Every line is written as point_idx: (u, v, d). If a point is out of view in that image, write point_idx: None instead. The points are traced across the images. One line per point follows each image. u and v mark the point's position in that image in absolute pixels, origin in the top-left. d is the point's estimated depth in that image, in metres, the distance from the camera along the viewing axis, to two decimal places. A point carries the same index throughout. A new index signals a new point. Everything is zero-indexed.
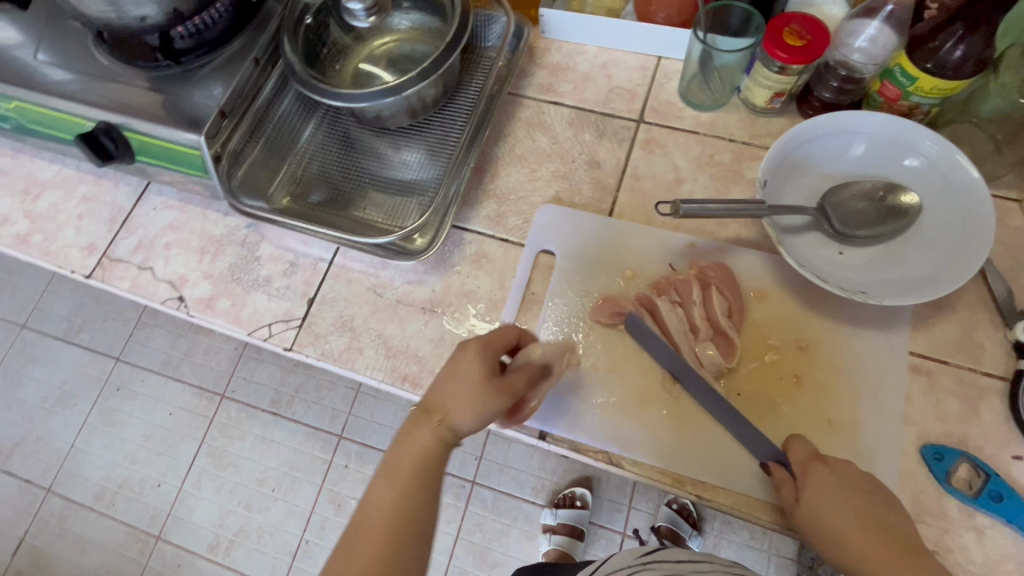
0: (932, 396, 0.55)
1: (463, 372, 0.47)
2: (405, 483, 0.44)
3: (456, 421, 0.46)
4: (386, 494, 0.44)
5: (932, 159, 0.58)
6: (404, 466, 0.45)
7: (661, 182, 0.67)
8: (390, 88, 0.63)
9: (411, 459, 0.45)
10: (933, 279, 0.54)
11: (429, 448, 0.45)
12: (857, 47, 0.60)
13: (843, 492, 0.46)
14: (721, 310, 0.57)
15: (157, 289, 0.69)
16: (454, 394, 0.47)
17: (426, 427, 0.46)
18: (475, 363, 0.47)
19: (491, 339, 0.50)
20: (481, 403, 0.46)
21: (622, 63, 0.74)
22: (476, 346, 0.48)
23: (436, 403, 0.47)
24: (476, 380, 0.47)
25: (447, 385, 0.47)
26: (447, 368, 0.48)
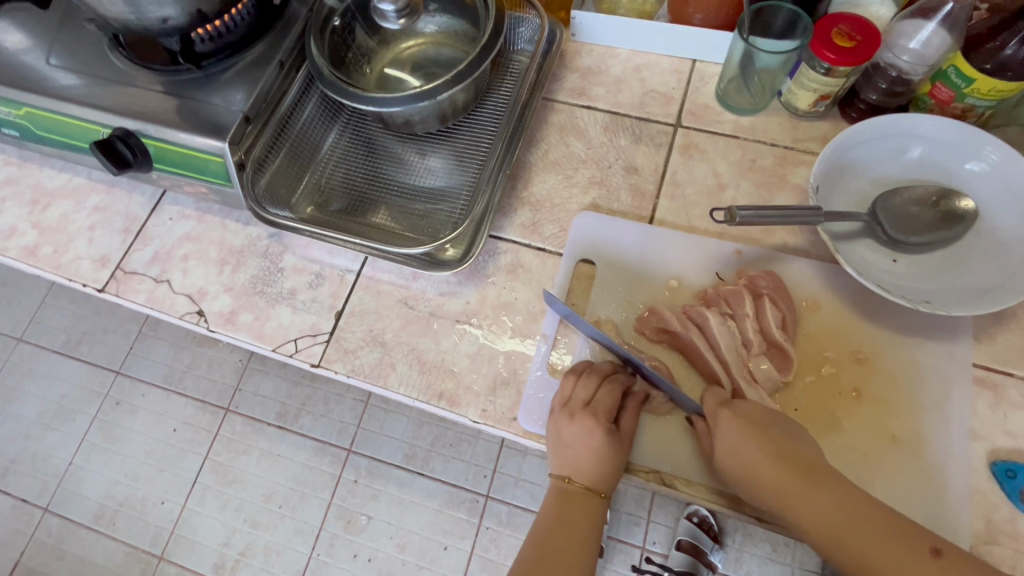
0: (998, 410, 0.52)
1: (585, 439, 0.53)
2: (587, 538, 0.52)
3: (604, 484, 0.53)
4: (559, 550, 0.51)
5: (989, 163, 0.56)
6: (572, 528, 0.52)
7: (702, 188, 0.65)
8: (423, 92, 0.61)
9: (576, 521, 0.52)
10: (998, 288, 0.52)
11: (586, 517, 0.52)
12: (908, 49, 0.57)
13: (746, 433, 0.49)
14: (776, 322, 0.55)
15: (175, 302, 0.66)
16: (584, 467, 0.53)
17: (572, 493, 0.53)
18: (593, 427, 0.53)
19: (600, 403, 0.54)
20: (614, 466, 0.53)
21: (655, 66, 0.72)
22: (593, 417, 0.53)
23: (565, 471, 0.54)
24: (602, 448, 0.53)
25: (568, 453, 0.54)
26: (563, 434, 0.54)
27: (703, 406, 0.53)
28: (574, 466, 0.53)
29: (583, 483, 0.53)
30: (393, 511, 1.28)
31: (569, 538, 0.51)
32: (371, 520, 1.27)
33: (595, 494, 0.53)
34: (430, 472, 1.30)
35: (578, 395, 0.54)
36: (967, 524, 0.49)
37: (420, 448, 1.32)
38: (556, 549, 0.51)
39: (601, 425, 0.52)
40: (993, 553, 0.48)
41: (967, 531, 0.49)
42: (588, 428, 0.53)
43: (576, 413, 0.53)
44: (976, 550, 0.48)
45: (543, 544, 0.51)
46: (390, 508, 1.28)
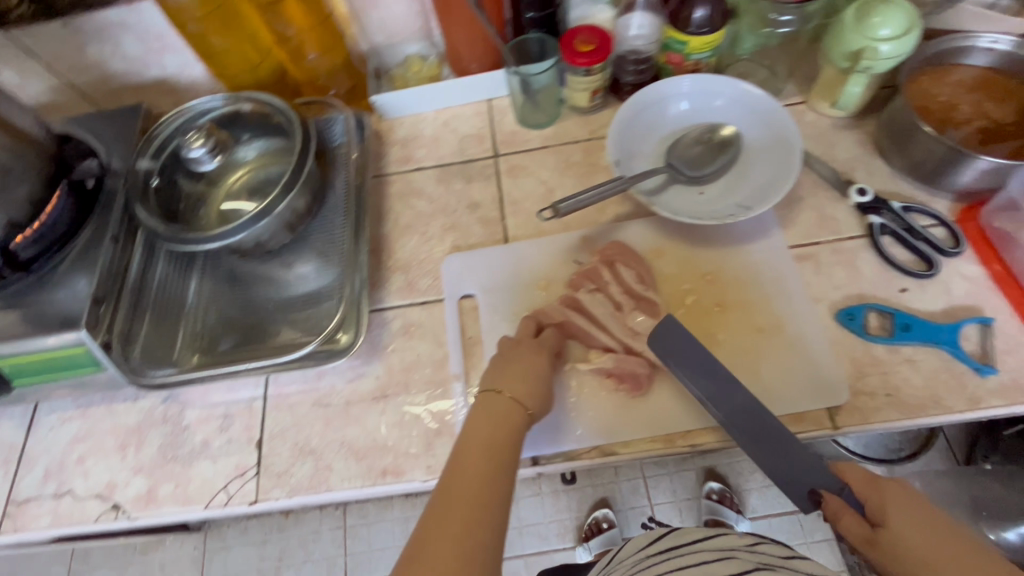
0: (822, 272, 0.63)
1: (522, 353, 0.56)
2: (503, 454, 0.47)
3: (532, 399, 0.53)
4: (470, 470, 0.44)
5: (728, 96, 0.69)
6: (487, 434, 0.48)
7: (536, 196, 0.73)
8: (260, 211, 0.65)
9: (486, 428, 0.49)
10: (774, 182, 0.64)
11: (513, 425, 0.50)
12: (635, 37, 0.73)
13: (922, 513, 0.44)
14: (634, 278, 0.63)
15: (85, 508, 0.62)
16: (512, 379, 0.53)
17: (496, 403, 0.51)
18: (531, 353, 0.56)
19: (544, 340, 0.59)
20: (541, 380, 0.54)
21: (460, 116, 0.81)
22: (528, 341, 0.58)
23: (493, 382, 0.53)
24: (536, 365, 0.55)
25: (507, 368, 0.55)
26: (505, 353, 0.57)
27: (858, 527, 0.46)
28: (507, 377, 0.54)
29: (512, 393, 0.52)
30: None
31: (477, 449, 0.46)
32: None
33: (518, 405, 0.51)
34: None
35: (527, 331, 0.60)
36: (839, 370, 0.58)
37: None
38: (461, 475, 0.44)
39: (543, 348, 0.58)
40: (867, 384, 0.57)
41: (842, 377, 0.57)
42: (529, 354, 0.56)
43: (525, 340, 0.58)
44: (855, 388, 0.57)
45: (458, 455, 0.46)
46: None
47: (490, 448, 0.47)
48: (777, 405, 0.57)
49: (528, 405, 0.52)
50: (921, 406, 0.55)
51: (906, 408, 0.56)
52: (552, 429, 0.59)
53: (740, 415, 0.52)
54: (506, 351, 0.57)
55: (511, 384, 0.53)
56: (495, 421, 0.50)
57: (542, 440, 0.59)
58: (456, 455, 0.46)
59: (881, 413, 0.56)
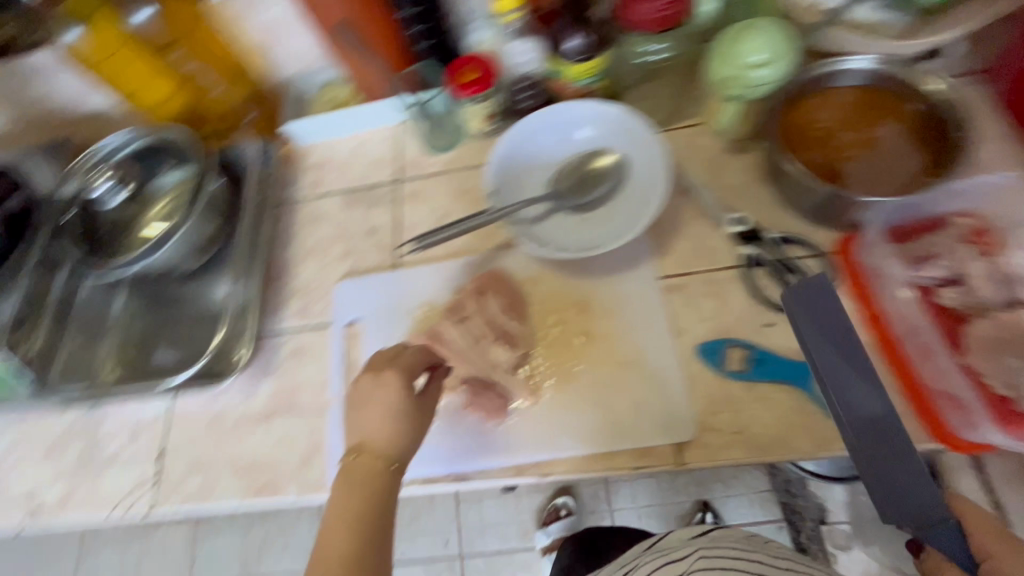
0: (690, 304, 0.63)
1: (376, 395, 0.52)
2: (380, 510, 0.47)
3: (398, 448, 0.51)
4: (347, 530, 0.45)
5: (617, 124, 0.69)
6: (355, 500, 0.47)
7: (430, 221, 0.75)
8: (154, 243, 0.70)
9: (364, 492, 0.47)
10: (642, 210, 0.65)
11: (370, 504, 0.47)
12: (518, 62, 0.71)
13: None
14: (500, 306, 0.64)
15: (12, 509, 0.70)
16: (372, 433, 0.51)
17: (362, 465, 0.49)
18: (383, 381, 0.53)
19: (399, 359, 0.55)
20: (407, 428, 0.52)
21: (371, 140, 0.84)
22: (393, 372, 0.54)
23: (358, 439, 0.51)
24: (387, 412, 0.52)
25: (360, 417, 0.52)
26: (363, 396, 0.53)
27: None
28: (364, 432, 0.51)
29: (378, 450, 0.50)
30: None
31: (355, 505, 0.46)
32: None
33: (375, 456, 0.50)
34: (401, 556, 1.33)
35: (377, 359, 0.56)
36: (691, 406, 0.58)
37: None
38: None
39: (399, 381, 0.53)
40: (718, 421, 0.57)
41: (692, 412, 0.58)
42: (379, 382, 0.53)
43: (376, 371, 0.54)
44: (703, 424, 0.57)
45: (345, 507, 0.47)
46: None
47: (365, 513, 0.46)
48: (622, 440, 0.58)
49: (394, 459, 0.50)
50: (768, 443, 0.55)
51: (754, 446, 0.55)
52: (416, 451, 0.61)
53: (863, 420, 0.49)
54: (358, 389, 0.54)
55: (371, 439, 0.51)
56: (361, 487, 0.48)
57: None
58: (327, 521, 0.45)
59: (728, 450, 0.56)
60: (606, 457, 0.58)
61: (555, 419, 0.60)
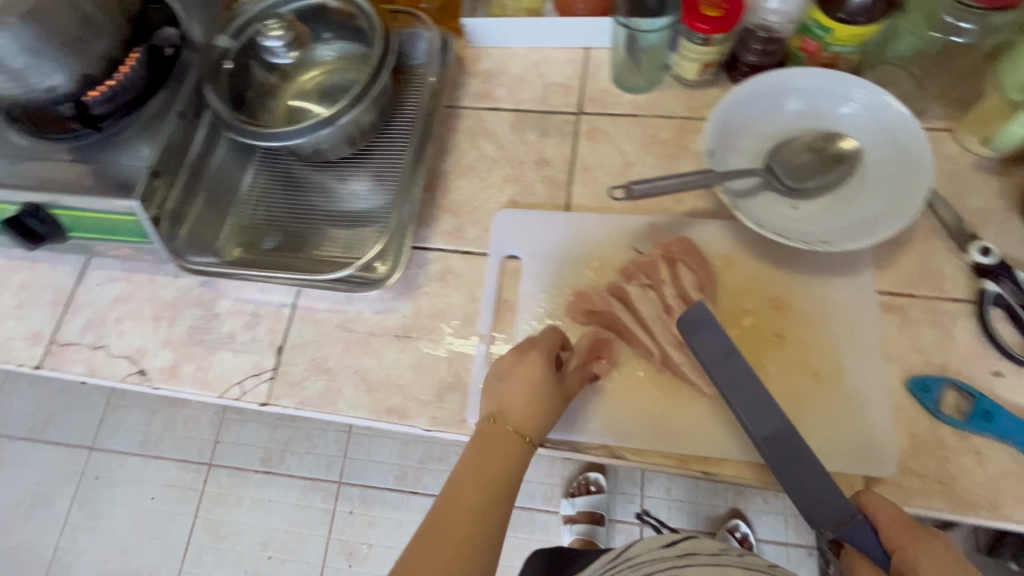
0: (906, 329, 0.56)
1: (527, 371, 0.51)
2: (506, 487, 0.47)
3: (532, 426, 0.50)
4: (473, 494, 0.45)
5: (866, 105, 0.59)
6: (488, 466, 0.47)
7: (612, 168, 0.67)
8: (324, 119, 0.62)
9: (496, 460, 0.47)
10: (885, 214, 0.55)
11: (507, 464, 0.48)
12: (771, 10, 0.62)
13: None
14: (693, 284, 0.58)
15: (115, 366, 0.66)
16: (510, 403, 0.50)
17: (497, 432, 0.49)
18: (533, 361, 0.51)
19: (543, 339, 0.53)
20: (548, 405, 0.51)
21: (551, 60, 0.74)
22: (537, 352, 0.52)
23: (495, 406, 0.50)
24: (534, 386, 0.50)
25: (497, 390, 0.51)
26: (504, 370, 0.52)
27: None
28: (501, 401, 0.51)
29: (511, 422, 0.50)
30: (393, 534, 1.28)
31: (493, 469, 0.47)
32: (372, 548, 1.27)
33: (513, 429, 0.49)
34: (423, 489, 1.31)
35: (523, 337, 0.54)
36: (891, 441, 0.52)
37: (409, 467, 1.33)
38: (443, 540, 0.42)
39: (545, 358, 0.52)
40: (919, 464, 0.52)
41: (891, 448, 0.52)
42: (529, 359, 0.51)
43: (521, 351, 0.52)
44: (900, 463, 0.52)
45: (471, 469, 0.47)
46: (388, 531, 1.28)
47: (490, 477, 0.46)
48: None
49: (525, 432, 0.50)
50: (974, 503, 0.50)
51: (956, 501, 0.50)
52: (570, 415, 0.56)
53: (775, 437, 0.49)
54: (499, 370, 0.52)
55: (505, 409, 0.50)
56: (496, 451, 0.48)
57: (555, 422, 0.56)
58: (461, 471, 0.46)
59: (927, 499, 0.51)
60: None
61: (733, 417, 0.54)
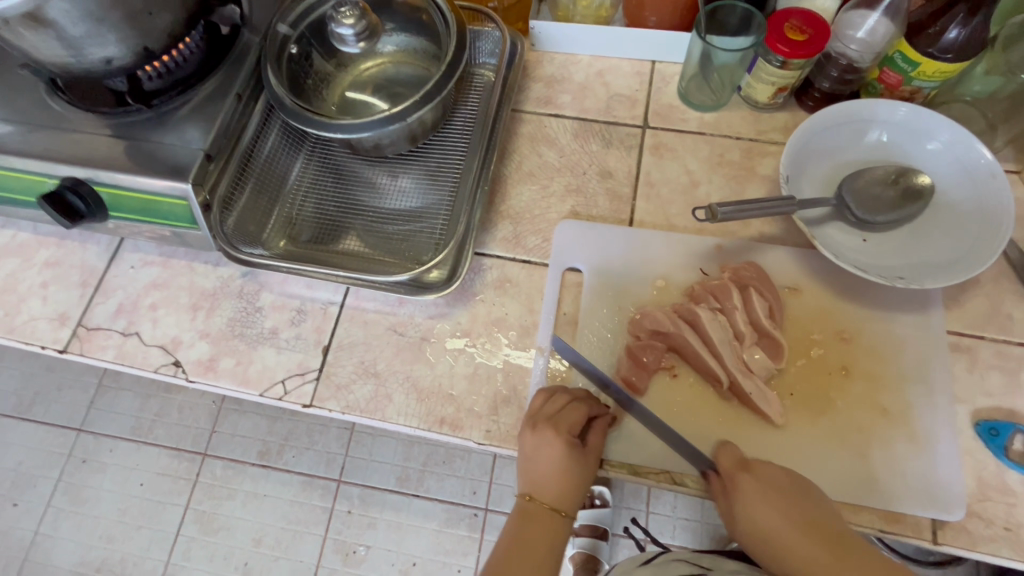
0: (974, 371, 0.56)
1: (546, 452, 0.51)
2: (551, 561, 0.50)
3: (567, 501, 0.52)
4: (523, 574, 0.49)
5: (943, 143, 0.59)
6: (531, 545, 0.50)
7: (677, 185, 0.66)
8: (393, 115, 0.60)
9: (536, 539, 0.50)
10: (961, 256, 0.55)
11: (549, 540, 0.50)
12: (856, 38, 0.61)
13: (771, 499, 0.48)
14: (763, 310, 0.56)
15: (147, 356, 0.62)
16: (541, 484, 0.52)
17: (533, 512, 0.51)
18: (550, 440, 0.51)
19: (564, 416, 0.53)
20: (578, 481, 0.52)
21: (617, 70, 0.73)
22: (557, 432, 0.51)
23: (527, 485, 0.52)
24: (562, 466, 0.51)
25: (528, 469, 0.52)
26: (527, 448, 0.53)
27: (718, 463, 0.52)
28: (532, 481, 0.52)
29: (546, 501, 0.51)
30: (392, 538, 1.20)
31: (536, 549, 0.50)
32: (370, 549, 1.20)
33: (549, 509, 0.51)
34: (426, 492, 1.23)
35: (540, 409, 0.54)
36: (961, 485, 0.51)
37: (412, 469, 1.25)
38: None
39: (563, 438, 0.51)
40: (987, 510, 0.51)
41: (962, 493, 0.51)
42: (550, 440, 0.51)
43: (538, 429, 0.52)
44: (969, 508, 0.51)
45: (512, 551, 0.50)
46: (388, 534, 1.21)
47: (531, 558, 0.49)
48: (877, 496, 0.51)
49: (561, 509, 0.51)
50: None
51: None
52: (630, 438, 0.55)
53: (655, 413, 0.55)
54: (524, 447, 0.53)
55: (538, 489, 0.52)
56: (534, 531, 0.51)
57: (613, 446, 0.55)
58: (502, 557, 0.50)
59: (993, 545, 0.50)
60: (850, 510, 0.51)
61: (800, 451, 0.53)
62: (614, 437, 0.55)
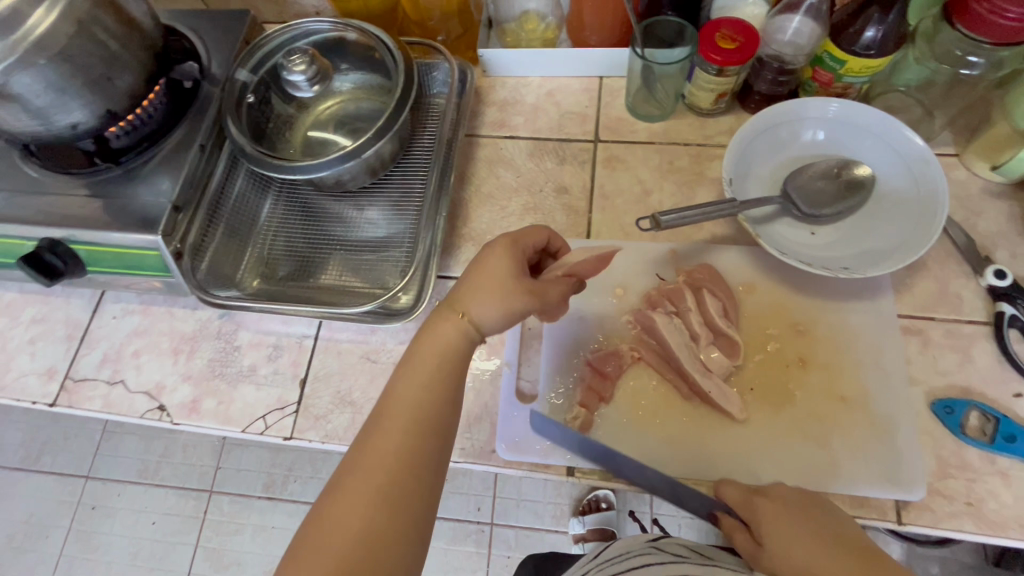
0: (927, 352, 0.57)
1: (494, 262, 0.48)
2: (448, 372, 0.45)
3: (489, 315, 0.47)
4: (411, 387, 0.44)
5: (880, 135, 0.61)
6: (423, 363, 0.44)
7: (630, 195, 0.68)
8: (349, 152, 0.63)
9: (435, 338, 0.45)
10: (903, 242, 0.57)
11: (449, 342, 0.45)
12: (785, 42, 0.64)
13: (796, 526, 0.45)
14: (718, 310, 0.58)
15: (133, 403, 0.65)
16: (478, 289, 0.47)
17: (444, 313, 0.46)
18: (506, 257, 0.48)
19: (525, 238, 0.51)
20: (518, 298, 0.47)
21: (567, 89, 0.75)
22: (505, 245, 0.49)
23: (462, 298, 0.47)
24: (503, 274, 0.47)
25: (477, 271, 0.48)
26: (482, 258, 0.48)
27: (725, 498, 0.51)
28: (473, 279, 0.47)
29: (473, 303, 0.46)
30: None
31: (428, 360, 0.45)
32: None
33: (465, 314, 0.46)
34: None
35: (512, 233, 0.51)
36: (922, 464, 0.53)
37: None
38: (392, 427, 0.42)
39: (518, 259, 0.49)
40: (948, 487, 0.52)
41: (922, 471, 0.52)
42: (498, 253, 0.48)
43: (508, 241, 0.49)
44: (930, 486, 0.52)
45: (411, 372, 0.44)
46: None
47: (439, 373, 0.44)
48: (840, 482, 0.53)
49: (473, 316, 0.46)
50: (1004, 524, 0.50)
51: (987, 523, 0.50)
52: (598, 446, 0.57)
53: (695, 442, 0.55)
54: (479, 256, 0.49)
55: (472, 286, 0.47)
56: (438, 333, 0.46)
57: (583, 454, 0.56)
58: (401, 372, 0.45)
59: (956, 521, 0.51)
60: None
61: (763, 444, 0.55)
62: (582, 445, 0.57)
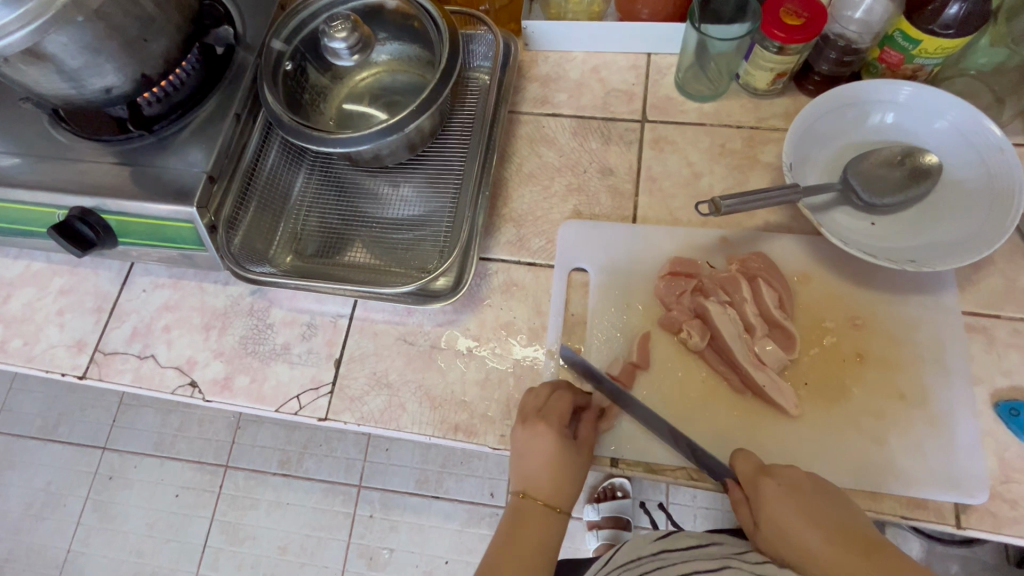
0: (992, 351, 0.55)
1: (539, 446, 0.52)
2: (548, 554, 0.50)
3: (559, 493, 0.52)
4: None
5: (952, 121, 0.58)
6: (523, 545, 0.50)
7: (679, 178, 0.65)
8: (390, 126, 0.60)
9: (527, 538, 0.50)
10: (971, 235, 0.54)
11: (543, 536, 0.51)
12: (853, 19, 0.60)
13: (793, 501, 0.47)
14: (773, 302, 0.56)
15: (164, 378, 0.63)
16: (540, 480, 0.51)
17: (526, 509, 0.51)
18: (543, 437, 0.52)
19: (552, 409, 0.53)
20: (571, 472, 0.52)
21: (612, 65, 0.72)
22: (545, 424, 0.52)
23: (521, 482, 0.52)
24: (556, 458, 0.51)
25: (524, 466, 0.52)
26: (518, 444, 0.53)
27: (737, 473, 0.51)
28: (529, 478, 0.52)
29: (540, 497, 0.51)
30: (415, 540, 1.22)
31: (529, 542, 0.50)
32: (394, 552, 1.21)
33: (543, 503, 0.51)
34: (445, 493, 1.24)
35: (531, 404, 0.54)
36: (986, 467, 0.50)
37: (430, 471, 1.26)
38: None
39: (554, 430, 0.52)
40: (1011, 491, 0.50)
41: (986, 474, 0.50)
42: (540, 437, 0.51)
43: (528, 423, 0.53)
44: (993, 490, 0.50)
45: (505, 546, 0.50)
46: (411, 536, 1.22)
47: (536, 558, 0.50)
48: (900, 484, 0.51)
49: (553, 505, 0.51)
50: None
51: None
52: (644, 439, 0.55)
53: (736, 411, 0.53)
54: (517, 439, 0.53)
55: (536, 488, 0.51)
56: (527, 530, 0.51)
57: (628, 447, 0.55)
58: (498, 546, 0.50)
59: (1018, 527, 0.49)
60: (872, 498, 0.51)
61: (819, 441, 0.53)
62: (628, 437, 0.55)
